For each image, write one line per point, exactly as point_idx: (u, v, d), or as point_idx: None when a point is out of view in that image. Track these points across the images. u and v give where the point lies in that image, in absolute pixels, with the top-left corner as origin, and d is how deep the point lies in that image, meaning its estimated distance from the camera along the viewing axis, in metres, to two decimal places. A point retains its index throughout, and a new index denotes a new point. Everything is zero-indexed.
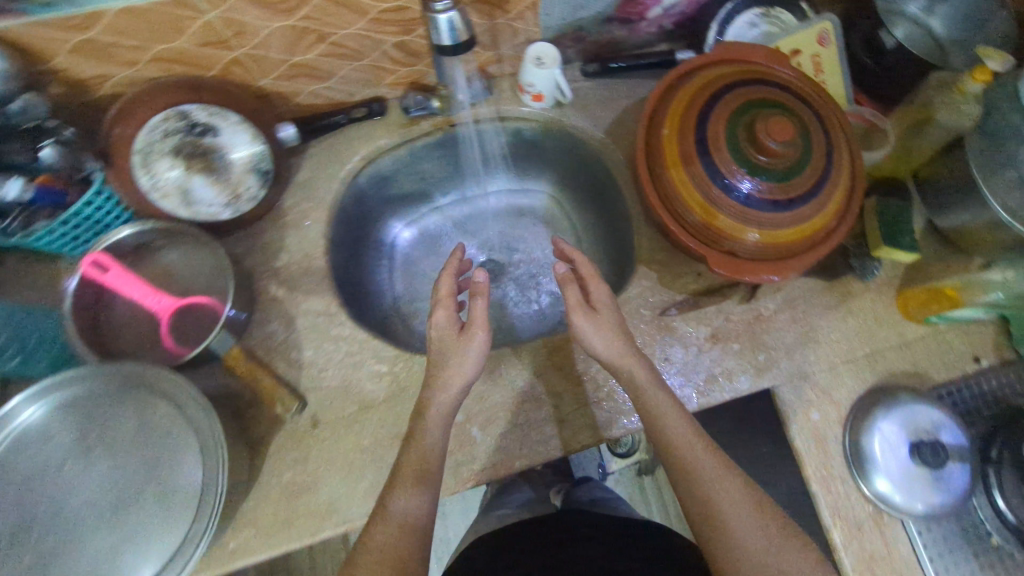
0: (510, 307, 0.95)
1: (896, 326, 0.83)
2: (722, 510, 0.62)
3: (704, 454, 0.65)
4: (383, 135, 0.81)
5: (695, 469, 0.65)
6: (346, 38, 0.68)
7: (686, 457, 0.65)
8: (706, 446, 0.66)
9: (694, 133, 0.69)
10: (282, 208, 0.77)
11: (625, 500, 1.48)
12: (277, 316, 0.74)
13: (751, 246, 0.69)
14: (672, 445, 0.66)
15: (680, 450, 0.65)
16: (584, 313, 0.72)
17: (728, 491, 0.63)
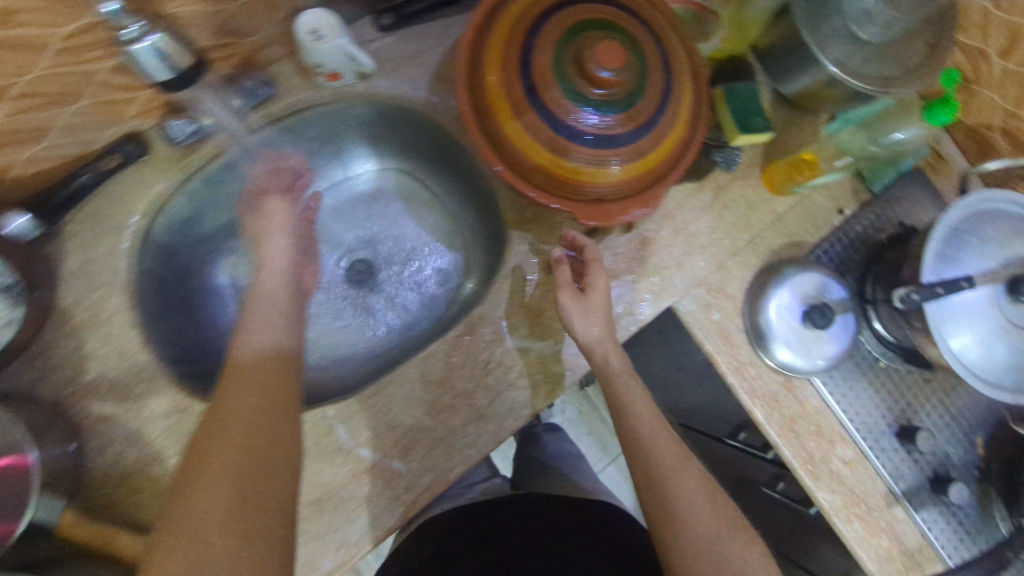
0: (394, 304, 0.89)
1: (768, 204, 0.83)
2: (683, 493, 0.64)
3: (670, 444, 0.67)
4: (157, 178, 0.65)
5: (659, 458, 0.66)
6: (36, 82, 0.51)
7: (653, 450, 0.67)
8: (669, 433, 0.69)
9: (519, 81, 0.59)
10: (63, 308, 0.61)
11: (577, 416, 1.53)
12: (116, 434, 0.61)
13: (614, 186, 0.63)
14: (638, 438, 0.68)
15: (647, 441, 0.67)
16: (572, 292, 0.69)
17: (687, 480, 0.65)
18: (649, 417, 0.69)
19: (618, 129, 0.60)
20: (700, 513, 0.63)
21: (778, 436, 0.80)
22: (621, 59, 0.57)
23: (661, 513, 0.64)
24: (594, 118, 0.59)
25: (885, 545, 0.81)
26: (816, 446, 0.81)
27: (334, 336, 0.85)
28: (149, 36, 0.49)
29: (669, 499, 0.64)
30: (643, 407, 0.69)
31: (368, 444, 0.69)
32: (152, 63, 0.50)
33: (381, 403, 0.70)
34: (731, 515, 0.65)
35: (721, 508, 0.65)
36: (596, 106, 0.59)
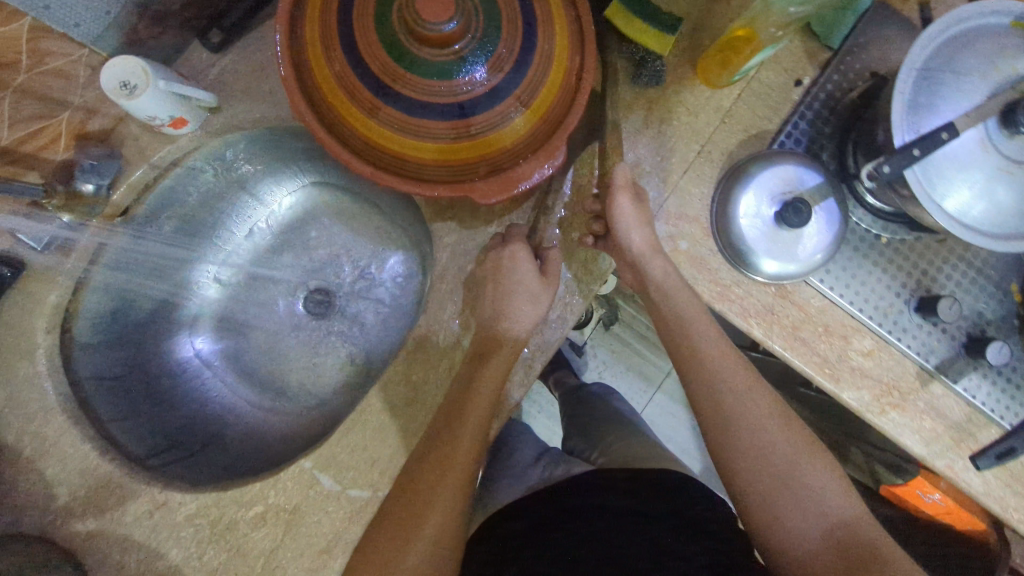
0: (364, 323, 0.86)
1: (709, 102, 0.73)
2: (748, 410, 0.60)
3: (725, 356, 0.63)
4: (48, 290, 0.63)
5: (717, 375, 0.62)
6: None
7: (712, 365, 0.63)
8: (728, 348, 0.64)
9: (356, 72, 0.52)
10: (11, 446, 0.60)
11: (610, 356, 1.50)
12: (112, 545, 0.61)
13: (503, 147, 0.56)
14: (702, 358, 0.63)
15: (706, 361, 0.63)
16: (629, 196, 0.65)
17: (757, 399, 0.61)
18: (707, 326, 0.65)
19: (478, 85, 0.52)
20: (763, 420, 0.60)
21: (785, 350, 0.73)
22: (450, 4, 0.48)
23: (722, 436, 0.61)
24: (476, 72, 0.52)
25: (926, 425, 0.75)
26: (828, 348, 0.74)
27: (314, 372, 0.84)
28: None
29: (737, 411, 0.60)
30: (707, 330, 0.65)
31: (355, 483, 0.65)
32: None
33: (355, 440, 0.66)
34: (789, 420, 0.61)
35: (778, 412, 0.61)
36: (455, 67, 0.51)
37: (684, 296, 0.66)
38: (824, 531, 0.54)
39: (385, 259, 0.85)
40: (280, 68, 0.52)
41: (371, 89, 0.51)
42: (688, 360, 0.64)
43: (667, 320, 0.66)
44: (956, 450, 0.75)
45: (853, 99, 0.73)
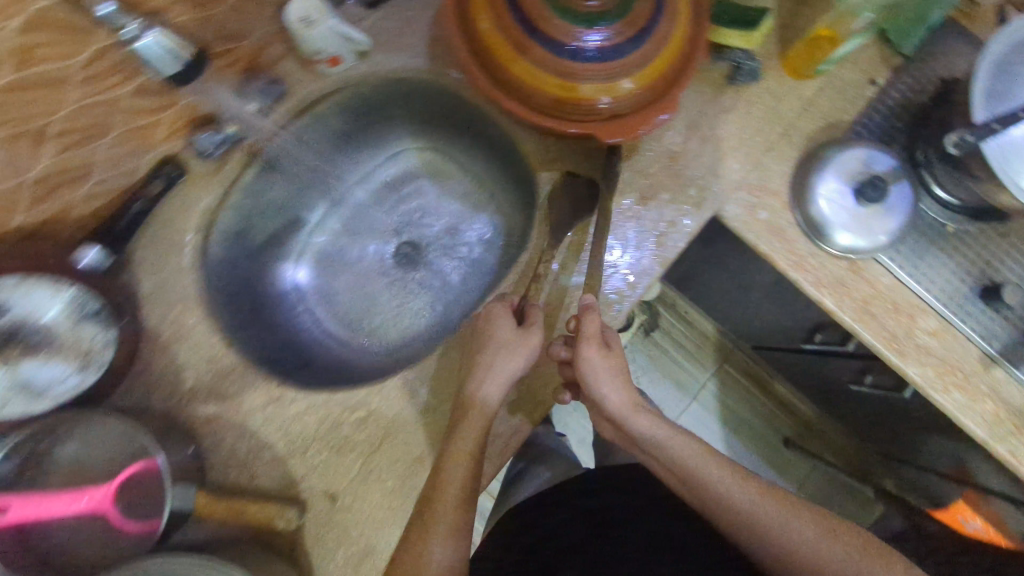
0: (448, 276, 0.92)
1: (792, 91, 0.80)
2: (779, 540, 0.63)
3: (742, 485, 0.66)
4: (200, 195, 0.68)
5: (741, 515, 0.64)
6: (72, 117, 0.56)
7: (734, 499, 0.65)
8: (741, 479, 0.66)
9: (511, 16, 0.60)
10: (152, 329, 0.66)
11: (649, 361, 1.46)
12: (226, 432, 0.66)
13: (626, 95, 0.63)
14: (723, 498, 0.65)
15: (727, 501, 0.65)
16: (596, 346, 0.67)
17: (785, 523, 0.63)
18: (717, 468, 0.67)
19: (616, 36, 0.60)
20: (796, 544, 0.62)
21: (855, 321, 0.78)
22: None
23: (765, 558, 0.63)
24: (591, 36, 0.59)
25: (989, 409, 0.78)
26: (895, 324, 0.78)
27: (398, 317, 0.90)
28: (149, 32, 0.54)
29: (772, 540, 0.63)
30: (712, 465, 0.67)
31: (450, 401, 0.69)
32: (157, 55, 0.56)
33: (452, 361, 0.71)
34: (818, 524, 0.63)
35: (806, 528, 0.63)
36: (596, 21, 0.59)
37: (685, 453, 0.68)
38: None
39: (473, 219, 0.93)
40: (450, 10, 0.64)
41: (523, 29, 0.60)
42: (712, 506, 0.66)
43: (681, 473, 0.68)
44: (1018, 435, 0.77)
45: (924, 101, 0.80)
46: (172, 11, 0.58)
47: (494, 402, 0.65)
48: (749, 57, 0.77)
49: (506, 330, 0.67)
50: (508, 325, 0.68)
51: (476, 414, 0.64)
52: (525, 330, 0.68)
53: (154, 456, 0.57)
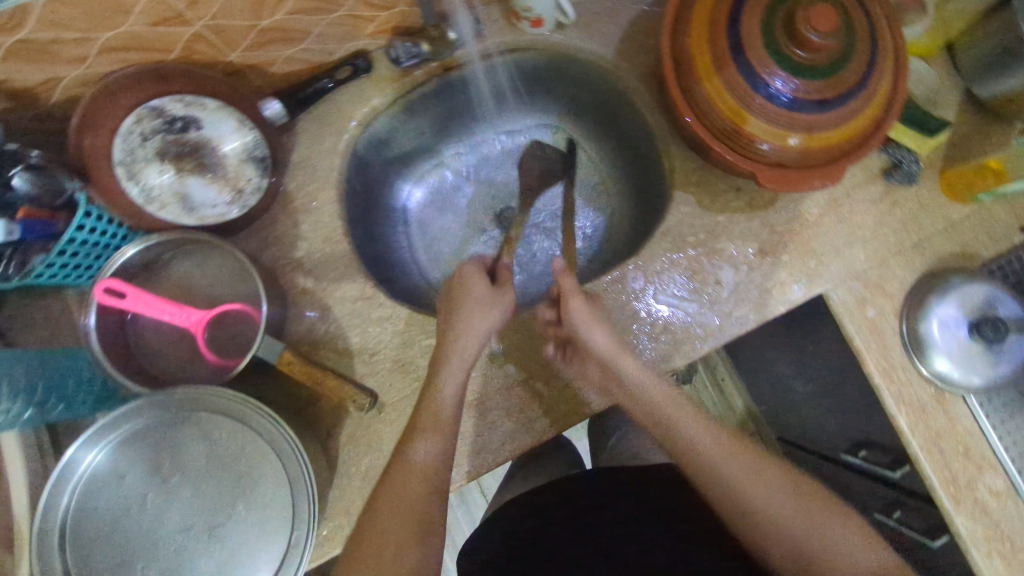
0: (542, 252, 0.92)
1: (941, 209, 0.79)
2: (760, 501, 0.57)
3: (734, 454, 0.60)
4: (375, 93, 0.73)
5: (728, 489, 0.58)
6: None
7: (722, 466, 0.59)
8: (729, 444, 0.60)
9: (726, 38, 0.62)
10: (288, 192, 0.70)
11: None
12: (310, 310, 0.69)
13: (798, 150, 0.64)
14: (712, 461, 0.59)
15: (713, 468, 0.59)
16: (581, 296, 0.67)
17: (770, 494, 0.57)
18: (700, 427, 0.61)
19: (816, 92, 0.61)
20: (783, 516, 0.56)
21: (921, 449, 0.76)
22: (834, 24, 0.57)
23: (746, 525, 0.58)
24: (779, 81, 0.61)
25: None
26: (960, 468, 0.76)
27: None
28: None
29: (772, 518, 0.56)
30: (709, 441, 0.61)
31: (517, 362, 0.70)
32: None
33: (532, 329, 0.71)
34: (809, 501, 0.57)
35: (795, 504, 0.57)
36: (798, 70, 0.60)
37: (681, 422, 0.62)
38: None
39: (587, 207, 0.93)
40: (665, 20, 0.68)
41: (731, 48, 0.61)
42: (696, 467, 0.60)
43: (659, 425, 0.63)
44: None
45: None
46: None
47: (488, 333, 0.64)
48: (914, 160, 0.76)
49: (479, 285, 0.67)
50: (482, 285, 0.67)
51: (466, 344, 0.62)
52: (494, 288, 0.68)
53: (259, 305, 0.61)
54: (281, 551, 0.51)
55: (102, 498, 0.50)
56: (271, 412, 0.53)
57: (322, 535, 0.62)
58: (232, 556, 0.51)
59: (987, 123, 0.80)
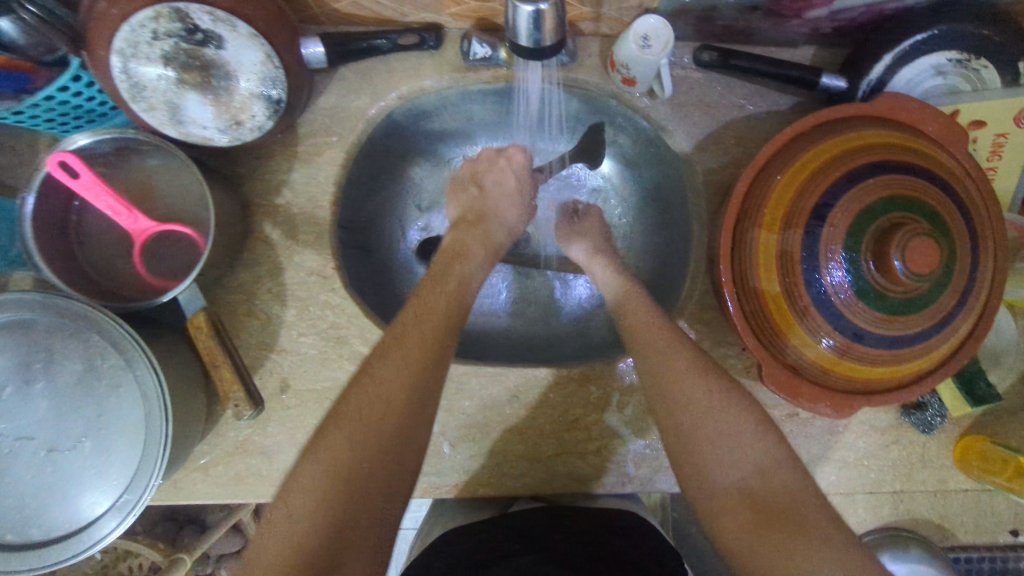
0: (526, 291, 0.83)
1: (941, 470, 0.71)
2: (676, 395, 0.56)
3: (671, 348, 0.58)
4: (430, 74, 0.67)
5: (647, 357, 0.59)
6: None
7: (657, 354, 0.58)
8: (666, 331, 0.59)
9: (807, 210, 0.53)
10: (298, 134, 0.66)
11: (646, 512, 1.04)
12: (266, 262, 0.66)
13: (821, 364, 0.55)
14: (642, 354, 0.59)
15: (640, 344, 0.59)
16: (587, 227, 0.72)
17: (693, 387, 0.56)
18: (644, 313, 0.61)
19: (868, 318, 0.52)
20: (698, 406, 0.55)
21: None
22: (930, 265, 0.48)
23: (667, 418, 0.57)
24: (838, 275, 0.51)
25: None
26: None
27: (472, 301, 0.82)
28: None
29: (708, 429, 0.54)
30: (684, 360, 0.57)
31: None
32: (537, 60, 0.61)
33: (467, 383, 0.68)
34: (730, 406, 0.55)
35: (712, 402, 0.55)
36: (864, 284, 0.51)
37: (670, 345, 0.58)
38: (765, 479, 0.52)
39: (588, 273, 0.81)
40: (762, 151, 0.58)
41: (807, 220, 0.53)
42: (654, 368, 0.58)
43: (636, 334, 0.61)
44: None
45: None
46: None
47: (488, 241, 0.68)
48: (944, 414, 0.68)
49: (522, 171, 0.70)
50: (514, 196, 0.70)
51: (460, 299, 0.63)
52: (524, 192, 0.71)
53: (208, 240, 0.59)
54: (112, 499, 0.52)
55: None
56: (160, 374, 0.52)
57: (198, 462, 0.65)
58: (63, 481, 0.52)
59: None
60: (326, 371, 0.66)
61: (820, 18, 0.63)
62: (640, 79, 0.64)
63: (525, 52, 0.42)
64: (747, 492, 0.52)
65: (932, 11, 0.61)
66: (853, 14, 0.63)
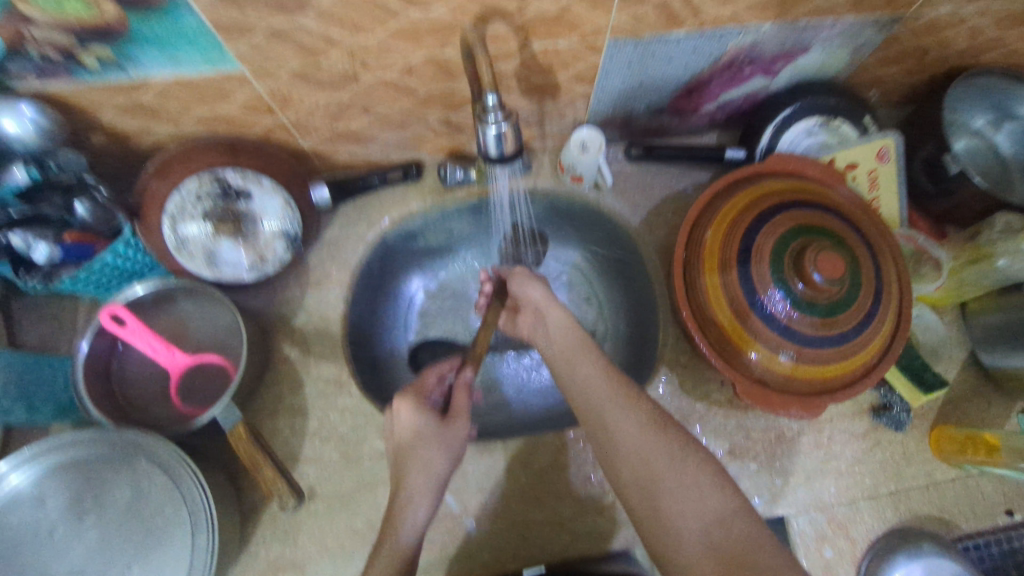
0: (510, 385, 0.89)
1: (925, 463, 0.77)
2: (636, 450, 0.58)
3: (627, 407, 0.61)
4: (415, 199, 0.80)
5: (606, 415, 0.61)
6: (391, 111, 0.67)
7: (616, 413, 0.61)
8: (626, 390, 0.63)
9: (736, 249, 0.65)
10: (308, 264, 0.77)
11: None
12: (287, 379, 0.73)
13: (781, 373, 0.64)
14: (601, 414, 0.61)
15: (599, 403, 0.62)
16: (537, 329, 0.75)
17: (651, 442, 0.58)
18: (601, 372, 0.64)
19: (806, 324, 0.62)
20: (654, 464, 0.57)
21: None
22: (837, 271, 0.61)
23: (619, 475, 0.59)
24: (776, 297, 0.63)
25: None
26: None
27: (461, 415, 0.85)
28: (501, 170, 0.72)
29: (653, 483, 0.56)
30: (627, 420, 0.60)
31: (455, 492, 0.72)
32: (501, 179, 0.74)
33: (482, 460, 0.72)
34: (687, 457, 0.57)
35: (672, 452, 0.57)
36: (796, 297, 0.62)
37: (610, 409, 0.61)
38: (715, 529, 0.52)
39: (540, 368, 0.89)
40: (692, 209, 0.71)
41: (738, 258, 0.64)
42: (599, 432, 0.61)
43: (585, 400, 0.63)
44: None
45: None
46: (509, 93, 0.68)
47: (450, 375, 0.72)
48: (905, 408, 0.77)
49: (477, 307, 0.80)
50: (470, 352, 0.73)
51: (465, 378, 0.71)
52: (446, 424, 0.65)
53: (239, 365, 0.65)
54: None
55: (19, 514, 0.54)
56: (202, 479, 0.56)
57: None
58: None
59: (988, 389, 0.79)
60: (349, 472, 0.70)
61: (713, 111, 0.82)
62: (585, 177, 0.79)
63: (494, 159, 0.54)
64: (714, 546, 0.51)
65: (791, 93, 0.80)
66: (736, 104, 0.81)
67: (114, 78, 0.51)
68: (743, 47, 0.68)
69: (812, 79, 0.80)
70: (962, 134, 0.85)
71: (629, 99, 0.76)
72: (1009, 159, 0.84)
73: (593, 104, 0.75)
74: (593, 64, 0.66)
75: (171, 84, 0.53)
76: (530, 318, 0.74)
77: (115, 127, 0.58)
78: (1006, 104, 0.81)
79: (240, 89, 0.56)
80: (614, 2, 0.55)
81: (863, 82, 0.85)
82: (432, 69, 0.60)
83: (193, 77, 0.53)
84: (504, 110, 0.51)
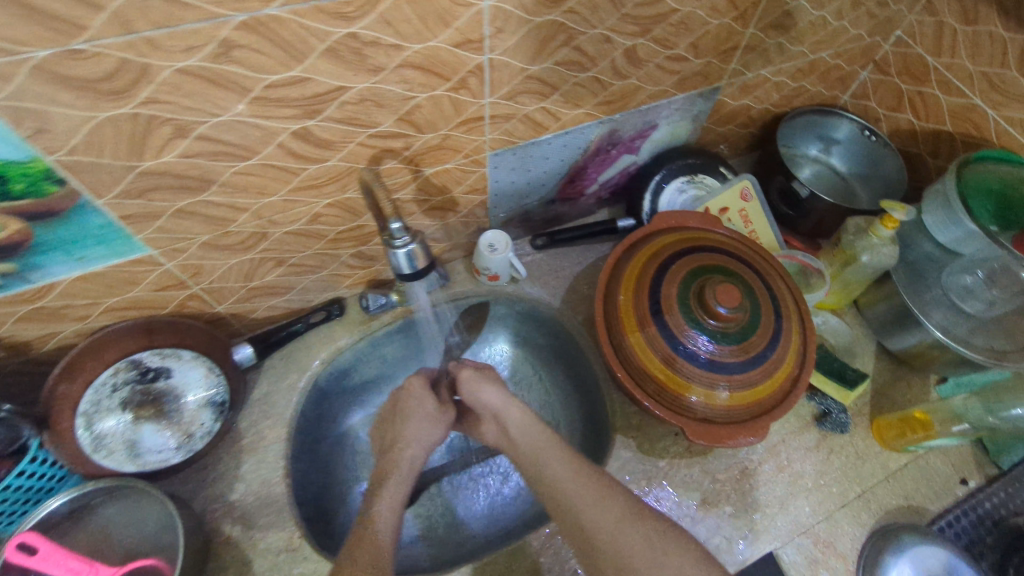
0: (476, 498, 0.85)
1: (876, 457, 0.82)
2: (617, 546, 0.55)
3: (599, 501, 0.57)
4: (342, 334, 0.81)
5: (581, 515, 0.57)
6: (304, 258, 0.69)
7: (589, 503, 0.58)
8: (594, 477, 0.60)
9: (647, 304, 0.71)
10: (240, 429, 0.73)
11: None
12: (235, 563, 0.66)
13: (721, 406, 0.68)
14: (576, 516, 0.57)
15: (572, 501, 0.58)
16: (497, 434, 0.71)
17: (629, 530, 0.55)
18: (570, 469, 0.60)
19: (727, 353, 0.68)
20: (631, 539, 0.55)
21: None
22: (736, 300, 0.67)
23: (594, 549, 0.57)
24: (696, 339, 0.68)
25: None
26: None
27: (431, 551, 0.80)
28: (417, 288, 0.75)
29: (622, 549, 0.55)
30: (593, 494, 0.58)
31: None
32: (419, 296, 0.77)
33: None
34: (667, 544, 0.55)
35: (650, 540, 0.55)
36: (711, 333, 0.68)
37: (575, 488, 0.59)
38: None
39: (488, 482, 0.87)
40: (602, 276, 0.77)
41: (652, 312, 0.70)
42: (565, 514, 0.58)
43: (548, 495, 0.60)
44: None
45: (1019, 522, 0.78)
46: (411, 217, 0.73)
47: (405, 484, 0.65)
48: (842, 409, 0.83)
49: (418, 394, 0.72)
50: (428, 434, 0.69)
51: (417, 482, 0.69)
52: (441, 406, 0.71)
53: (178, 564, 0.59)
54: None
55: None
56: None
57: None
58: None
59: (901, 372, 0.88)
60: None
61: (596, 191, 0.91)
62: (499, 273, 0.83)
63: (409, 276, 0.57)
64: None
65: (656, 163, 0.91)
66: (614, 181, 0.92)
67: (19, 287, 0.51)
68: (604, 135, 0.78)
69: (668, 148, 0.93)
70: (804, 163, 1.01)
71: (521, 199, 0.84)
72: (846, 174, 0.99)
73: (491, 209, 0.82)
74: (481, 175, 0.72)
75: (77, 283, 0.54)
76: (494, 423, 0.68)
77: (11, 339, 0.56)
78: (828, 132, 0.98)
79: (150, 273, 0.58)
80: (487, 123, 0.63)
81: (710, 141, 0.99)
82: (336, 212, 0.63)
83: (99, 269, 0.53)
84: (410, 232, 0.56)
